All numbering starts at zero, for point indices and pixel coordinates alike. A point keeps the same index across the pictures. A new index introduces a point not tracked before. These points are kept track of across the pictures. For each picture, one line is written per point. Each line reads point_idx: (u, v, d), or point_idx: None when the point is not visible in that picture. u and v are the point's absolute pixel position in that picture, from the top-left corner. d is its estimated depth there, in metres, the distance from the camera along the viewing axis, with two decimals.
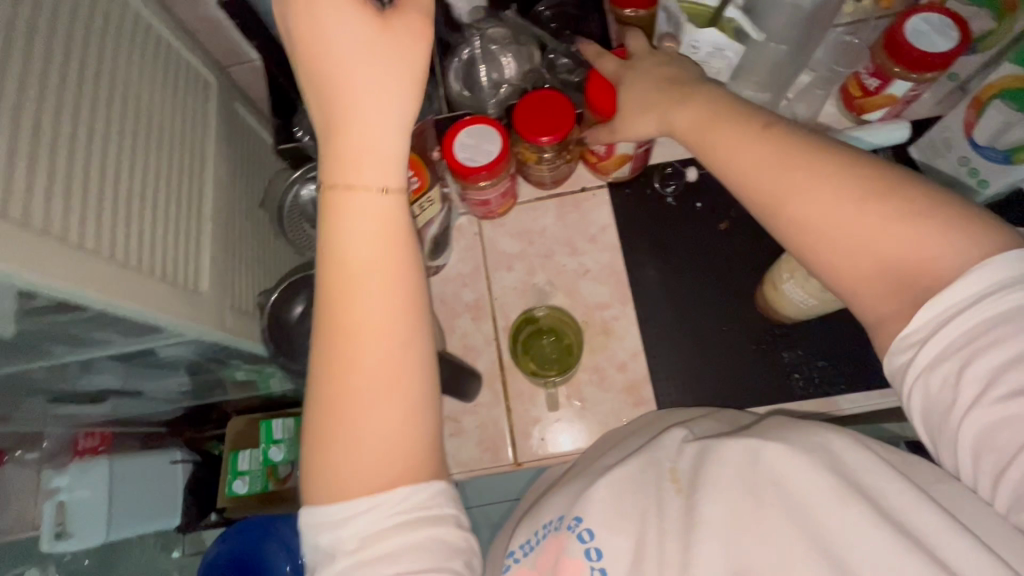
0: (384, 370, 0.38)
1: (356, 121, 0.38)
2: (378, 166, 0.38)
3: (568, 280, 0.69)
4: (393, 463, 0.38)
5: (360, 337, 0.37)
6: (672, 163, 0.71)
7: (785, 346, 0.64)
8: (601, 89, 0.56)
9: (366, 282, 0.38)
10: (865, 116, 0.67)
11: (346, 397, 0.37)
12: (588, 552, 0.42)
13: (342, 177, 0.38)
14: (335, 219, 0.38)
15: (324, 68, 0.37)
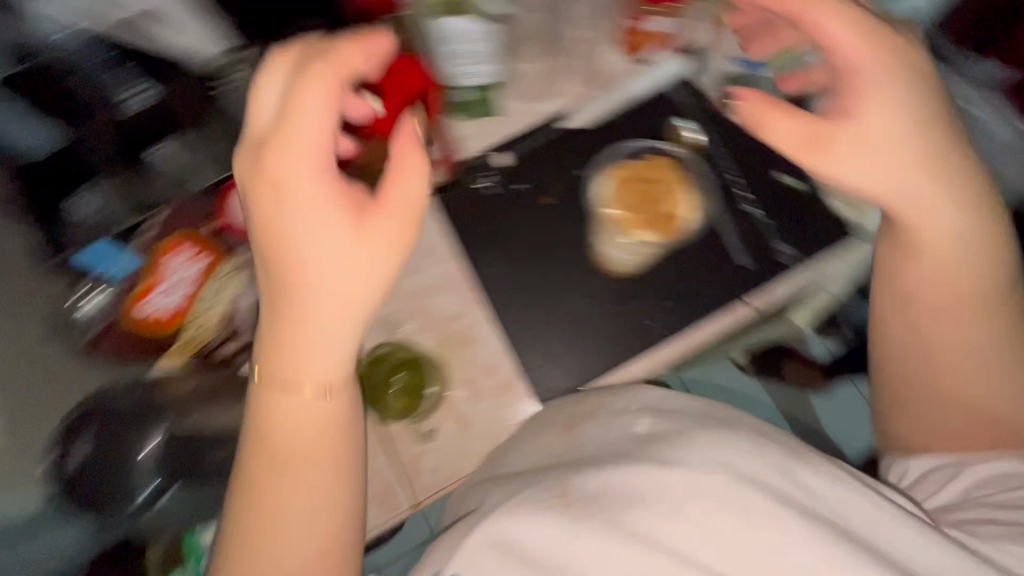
0: (312, 520, 0.42)
1: (305, 339, 0.41)
2: (293, 352, 0.41)
3: (414, 301, 0.66)
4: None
5: (300, 467, 0.42)
6: (478, 154, 0.69)
7: (635, 298, 0.65)
8: (394, 76, 0.54)
9: (295, 475, 0.42)
10: (637, 55, 0.70)
11: (271, 500, 0.42)
12: None
13: (280, 320, 0.41)
14: (274, 350, 0.42)
15: (267, 228, 0.41)
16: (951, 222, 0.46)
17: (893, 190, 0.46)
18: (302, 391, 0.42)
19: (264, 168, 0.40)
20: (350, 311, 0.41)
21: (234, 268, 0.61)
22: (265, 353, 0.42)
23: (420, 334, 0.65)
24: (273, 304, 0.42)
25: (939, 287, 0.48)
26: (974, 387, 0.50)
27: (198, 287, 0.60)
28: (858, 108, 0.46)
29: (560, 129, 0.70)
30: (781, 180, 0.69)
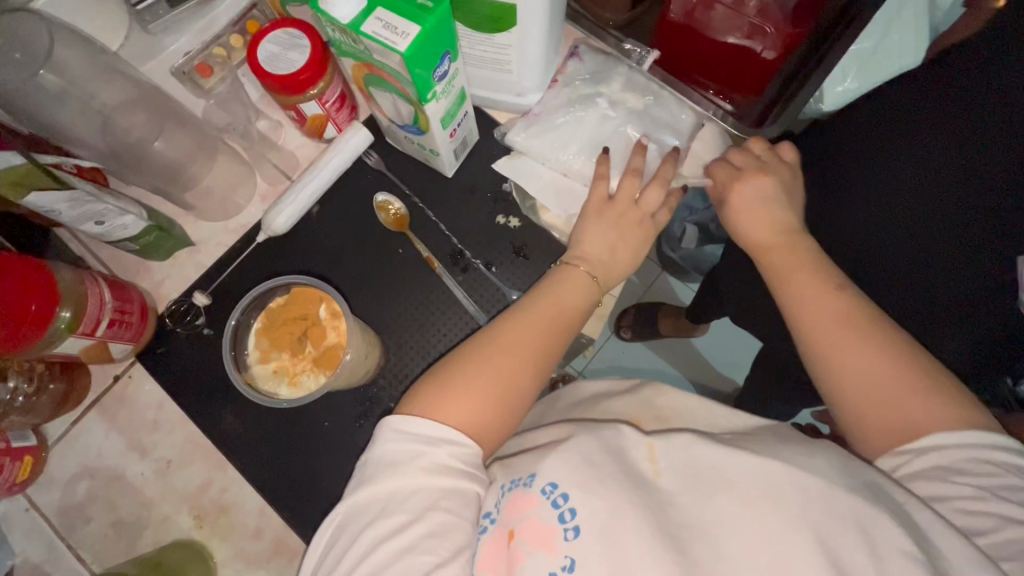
0: (509, 365, 0.44)
1: (562, 285, 0.51)
2: (595, 264, 0.53)
3: (154, 483, 0.59)
4: (480, 416, 0.42)
5: (501, 371, 0.44)
6: (179, 298, 0.63)
7: (389, 396, 0.61)
8: None
9: (516, 328, 0.47)
10: (326, 134, 0.64)
11: (477, 360, 0.45)
12: (561, 514, 0.36)
13: (587, 259, 0.53)
14: (536, 298, 0.50)
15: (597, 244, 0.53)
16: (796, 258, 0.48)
17: (813, 314, 0.44)
18: (588, 279, 0.51)
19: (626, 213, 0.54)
20: (555, 334, 0.48)
21: None
22: (550, 293, 0.50)
23: (172, 519, 0.58)
24: (604, 250, 0.53)
25: (853, 358, 0.41)
26: (905, 408, 0.39)
27: None
28: (750, 199, 0.51)
29: (261, 242, 0.64)
30: (500, 223, 0.64)
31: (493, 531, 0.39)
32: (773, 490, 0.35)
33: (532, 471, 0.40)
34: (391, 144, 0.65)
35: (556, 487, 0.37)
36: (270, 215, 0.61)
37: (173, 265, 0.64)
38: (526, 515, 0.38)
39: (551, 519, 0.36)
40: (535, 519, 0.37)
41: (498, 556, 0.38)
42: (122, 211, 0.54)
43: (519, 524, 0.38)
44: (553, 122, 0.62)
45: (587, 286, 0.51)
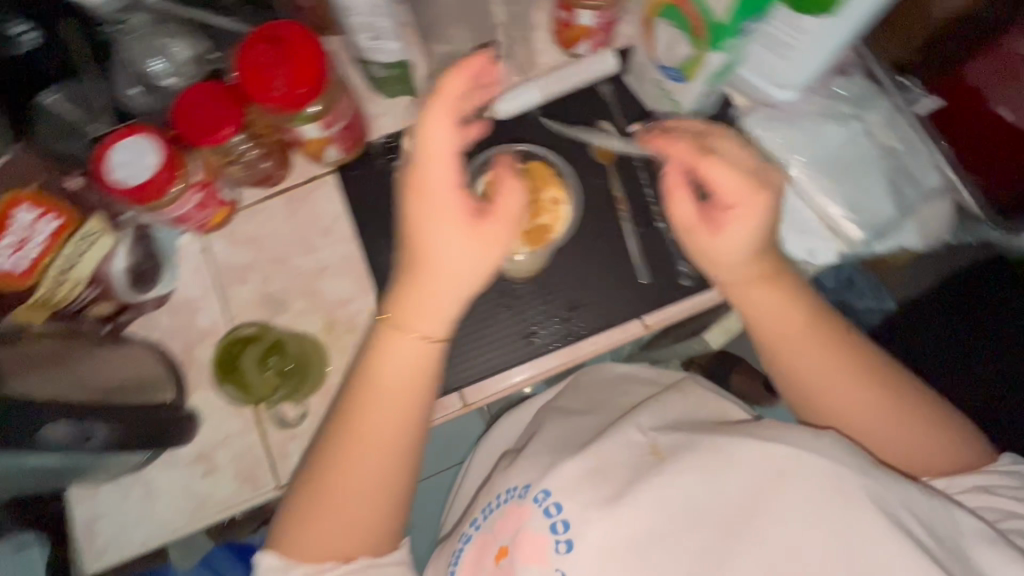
0: (375, 472, 0.46)
1: (415, 300, 0.46)
2: (429, 308, 0.46)
3: (306, 280, 0.65)
4: (380, 504, 0.47)
5: (386, 447, 0.46)
6: (390, 135, 0.67)
7: (527, 303, 0.63)
8: (251, 73, 0.52)
9: (393, 360, 0.46)
10: (574, 50, 0.67)
11: (342, 472, 0.46)
12: (554, 525, 0.47)
13: (395, 320, 0.47)
14: (361, 414, 0.46)
15: (409, 304, 0.46)
16: (835, 363, 0.49)
17: (840, 379, 0.49)
18: (415, 338, 0.46)
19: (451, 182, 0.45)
20: (394, 435, 0.46)
21: (101, 227, 0.54)
22: (373, 373, 0.46)
23: (308, 317, 0.64)
24: (402, 308, 0.46)
25: (863, 415, 0.49)
26: (895, 449, 0.49)
27: (52, 242, 0.51)
28: (733, 242, 0.49)
29: (477, 121, 0.67)
30: None
31: (480, 536, 0.52)
32: (782, 469, 0.43)
33: (526, 484, 0.52)
34: (627, 83, 0.67)
35: (546, 498, 0.49)
36: (498, 99, 0.66)
37: (393, 105, 0.68)
38: (520, 527, 0.49)
39: (543, 528, 0.48)
40: (528, 529, 0.48)
41: (484, 557, 0.51)
42: (394, 37, 0.58)
43: (519, 541, 0.49)
44: (792, 124, 0.62)
45: (415, 350, 0.46)
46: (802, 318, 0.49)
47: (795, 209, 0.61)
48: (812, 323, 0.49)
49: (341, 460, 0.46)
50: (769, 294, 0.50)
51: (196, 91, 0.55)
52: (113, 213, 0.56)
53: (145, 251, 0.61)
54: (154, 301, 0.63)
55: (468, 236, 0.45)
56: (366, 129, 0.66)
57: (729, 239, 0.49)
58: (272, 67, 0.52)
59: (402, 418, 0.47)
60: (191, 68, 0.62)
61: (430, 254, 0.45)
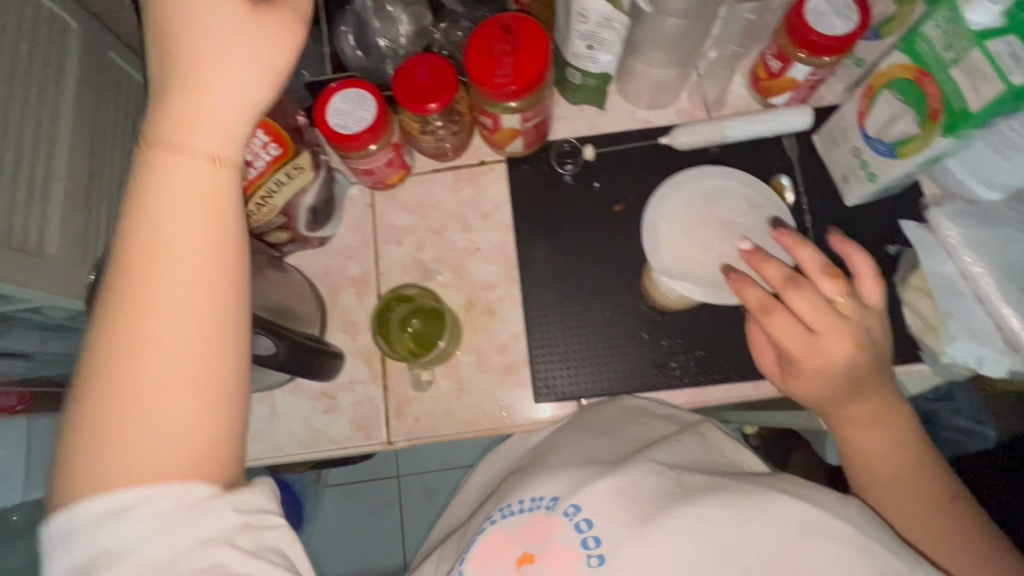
0: (183, 340, 0.31)
1: (207, 89, 0.33)
2: (198, 136, 0.33)
3: (457, 256, 0.67)
4: (195, 399, 0.31)
5: (155, 314, 0.31)
6: (570, 140, 0.69)
7: (665, 335, 0.63)
8: (479, 58, 0.55)
9: (177, 172, 0.32)
10: (771, 99, 0.67)
11: (131, 345, 0.30)
12: (585, 541, 0.40)
13: (171, 142, 0.32)
14: (151, 267, 0.31)
15: (168, 128, 0.33)
16: (914, 479, 0.46)
17: (913, 497, 0.46)
18: (204, 158, 0.32)
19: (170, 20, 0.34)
20: (196, 284, 0.31)
21: (306, 165, 0.58)
22: (143, 193, 0.32)
23: (450, 291, 0.66)
24: (174, 126, 0.33)
25: (928, 527, 0.45)
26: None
27: (269, 168, 0.55)
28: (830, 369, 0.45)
29: (656, 146, 0.68)
30: None
31: (496, 530, 0.45)
32: (807, 528, 0.38)
33: (553, 494, 0.44)
34: (815, 144, 0.66)
35: (579, 512, 0.41)
36: (682, 128, 0.66)
37: (577, 112, 0.70)
38: (548, 537, 0.41)
39: (573, 544, 0.40)
40: (558, 541, 0.41)
41: (501, 557, 0.43)
42: (609, 52, 0.60)
43: (541, 550, 0.41)
44: (993, 226, 0.58)
45: (216, 175, 0.33)
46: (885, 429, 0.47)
47: (971, 312, 0.58)
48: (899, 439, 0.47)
49: (134, 323, 0.30)
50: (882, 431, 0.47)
51: (419, 62, 0.58)
52: (315, 154, 0.60)
53: (328, 192, 0.65)
54: (316, 240, 0.67)
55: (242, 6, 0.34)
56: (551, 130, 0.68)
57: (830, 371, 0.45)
58: (501, 59, 0.55)
59: (207, 276, 0.32)
60: (410, 40, 0.66)
61: (198, 59, 0.33)
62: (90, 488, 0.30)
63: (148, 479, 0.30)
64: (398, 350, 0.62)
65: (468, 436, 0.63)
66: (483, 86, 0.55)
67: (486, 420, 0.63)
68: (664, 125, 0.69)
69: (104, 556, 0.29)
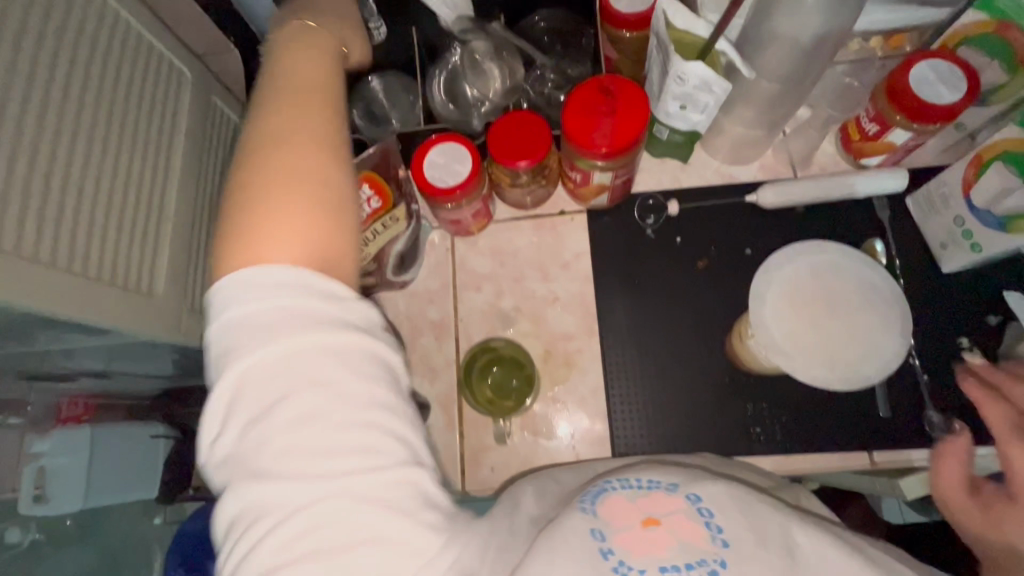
0: (305, 167, 0.39)
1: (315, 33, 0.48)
2: (301, 54, 0.46)
3: (536, 305, 0.67)
4: (320, 215, 0.38)
5: (291, 160, 0.39)
6: (652, 194, 0.69)
7: (749, 397, 0.61)
8: (578, 119, 0.56)
9: (304, 65, 0.45)
10: (862, 160, 0.66)
11: (272, 176, 0.38)
12: (709, 532, 0.34)
13: (274, 67, 0.45)
14: (291, 131, 0.40)
15: (285, 64, 0.45)
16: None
17: None
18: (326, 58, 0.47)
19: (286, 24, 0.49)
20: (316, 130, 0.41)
21: (401, 216, 0.60)
22: (270, 91, 0.43)
23: (529, 340, 0.66)
24: (275, 60, 0.46)
25: None
26: None
27: (369, 220, 0.57)
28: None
29: (740, 202, 0.67)
30: (961, 346, 0.60)
31: (615, 497, 0.36)
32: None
33: (675, 481, 0.37)
34: (908, 207, 0.65)
35: (703, 499, 0.35)
36: (771, 188, 0.65)
37: (659, 165, 0.70)
38: (674, 511, 0.35)
39: (696, 534, 0.34)
40: (681, 519, 0.34)
41: (623, 520, 0.35)
42: (703, 112, 0.60)
43: (667, 518, 0.34)
44: None
45: (330, 75, 0.45)
46: None
47: None
48: None
49: (267, 156, 0.39)
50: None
51: (513, 119, 0.59)
52: (409, 205, 0.62)
53: (415, 237, 0.66)
54: (400, 283, 0.69)
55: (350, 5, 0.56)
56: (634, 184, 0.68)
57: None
58: (601, 120, 0.55)
59: (322, 110, 0.42)
60: (500, 94, 0.67)
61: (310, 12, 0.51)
62: (253, 265, 0.35)
63: (296, 263, 0.36)
64: (477, 398, 0.63)
65: None
66: (581, 147, 0.56)
67: None
68: (749, 182, 0.69)
69: (271, 334, 0.34)
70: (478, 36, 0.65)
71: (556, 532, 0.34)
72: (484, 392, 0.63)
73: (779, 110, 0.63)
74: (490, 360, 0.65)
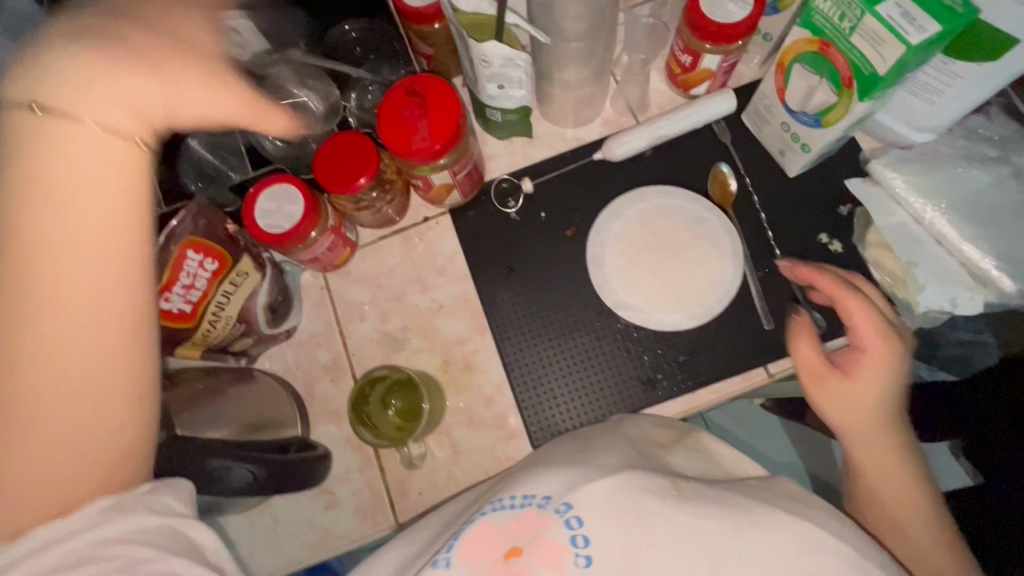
0: (92, 283, 0.31)
1: (85, 69, 0.30)
2: (60, 96, 0.29)
3: (423, 318, 0.66)
4: (91, 369, 0.31)
5: (60, 290, 0.30)
6: (507, 177, 0.68)
7: (644, 349, 0.62)
8: (393, 129, 0.54)
9: (44, 147, 0.29)
10: (692, 90, 0.67)
11: (37, 283, 0.30)
12: (573, 538, 0.39)
13: (59, 107, 0.29)
14: (80, 289, 0.30)
15: (29, 143, 0.29)
16: (904, 481, 0.49)
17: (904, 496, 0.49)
18: (128, 55, 0.31)
19: (128, 5, 0.33)
20: (85, 275, 0.30)
21: (249, 268, 0.57)
22: (14, 169, 0.29)
23: (425, 354, 0.65)
24: (62, 86, 0.30)
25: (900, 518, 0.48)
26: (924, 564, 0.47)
27: (212, 284, 0.53)
28: (874, 393, 0.49)
29: (592, 161, 0.68)
30: (821, 242, 0.62)
31: (470, 535, 0.41)
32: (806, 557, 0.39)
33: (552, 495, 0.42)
34: (745, 124, 0.66)
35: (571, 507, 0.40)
36: (614, 141, 0.66)
37: (508, 146, 0.70)
38: (540, 534, 0.40)
39: (563, 540, 0.39)
40: (547, 538, 0.39)
41: (483, 559, 0.40)
42: (522, 87, 0.59)
43: (530, 544, 0.40)
44: (937, 168, 0.59)
45: (130, 153, 0.31)
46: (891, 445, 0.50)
47: (936, 257, 0.58)
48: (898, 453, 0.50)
49: (40, 326, 0.30)
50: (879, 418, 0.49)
51: (338, 142, 0.57)
52: (256, 255, 0.58)
53: (278, 287, 0.63)
54: (284, 333, 0.66)
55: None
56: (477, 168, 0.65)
57: (871, 382, 0.50)
58: (415, 124, 0.54)
59: (122, 248, 0.31)
60: (322, 117, 0.63)
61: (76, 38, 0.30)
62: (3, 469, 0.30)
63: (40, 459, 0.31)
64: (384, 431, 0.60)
65: None
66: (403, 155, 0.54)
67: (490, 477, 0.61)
68: (596, 139, 0.69)
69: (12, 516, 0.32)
70: (281, 66, 0.62)
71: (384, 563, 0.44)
72: (390, 424, 0.61)
73: (597, 63, 0.62)
74: (381, 395, 0.62)
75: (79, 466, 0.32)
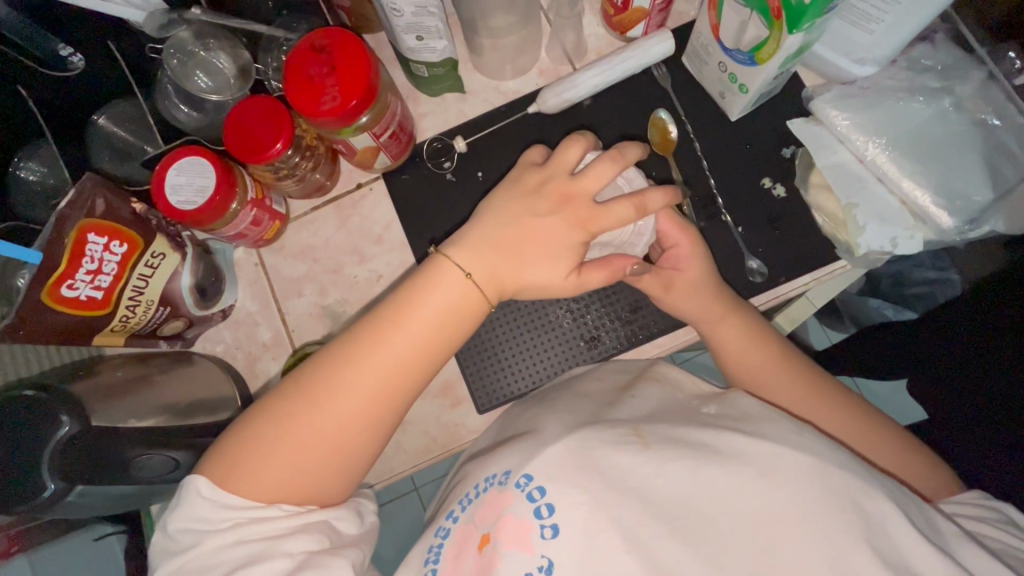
0: (348, 425, 0.45)
1: (422, 297, 0.47)
2: (483, 267, 0.48)
3: (362, 289, 0.65)
4: (329, 475, 0.45)
5: (326, 429, 0.44)
6: (439, 136, 0.66)
7: (587, 309, 0.61)
8: (302, 86, 0.50)
9: (417, 319, 0.46)
10: (628, 33, 0.63)
11: (309, 426, 0.44)
12: (538, 509, 0.43)
13: (466, 251, 0.48)
14: (349, 363, 0.45)
15: (362, 358, 0.45)
16: (775, 361, 0.55)
17: (776, 373, 0.55)
18: (467, 276, 0.47)
19: (545, 184, 0.49)
20: (415, 363, 0.46)
21: (166, 249, 0.54)
22: (335, 362, 0.45)
23: None
24: (469, 239, 0.49)
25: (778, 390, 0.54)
26: (813, 411, 0.54)
27: (125, 268, 0.50)
28: (691, 294, 0.55)
29: (527, 115, 0.65)
30: (765, 187, 0.60)
31: (460, 527, 0.47)
32: (767, 500, 0.41)
33: (525, 472, 0.45)
34: (686, 66, 0.63)
35: (530, 480, 0.44)
36: (547, 92, 0.62)
37: (440, 103, 0.66)
38: (503, 510, 0.45)
39: (527, 512, 0.43)
40: (511, 513, 0.44)
41: (465, 548, 0.46)
42: (441, 36, 0.56)
43: (498, 526, 0.44)
44: (877, 104, 0.57)
45: (463, 294, 0.47)
46: (750, 335, 0.56)
47: (875, 196, 0.57)
48: (754, 332, 0.56)
49: (301, 415, 0.44)
50: (733, 321, 0.56)
51: (246, 108, 0.54)
52: (171, 235, 0.55)
53: (203, 268, 0.60)
54: (220, 314, 0.63)
55: (567, 209, 0.48)
56: (404, 130, 0.61)
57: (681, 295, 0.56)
58: (324, 85, 0.50)
59: (386, 396, 0.46)
60: (237, 80, 0.61)
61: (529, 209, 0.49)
62: (240, 475, 0.43)
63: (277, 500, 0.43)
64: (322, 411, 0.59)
65: (426, 464, 0.62)
66: (312, 118, 0.51)
67: (438, 444, 0.61)
68: (531, 91, 0.66)
69: (220, 527, 0.41)
70: (182, 27, 0.58)
71: (416, 550, 0.50)
72: None
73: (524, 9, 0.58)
74: None
75: (281, 481, 0.43)
